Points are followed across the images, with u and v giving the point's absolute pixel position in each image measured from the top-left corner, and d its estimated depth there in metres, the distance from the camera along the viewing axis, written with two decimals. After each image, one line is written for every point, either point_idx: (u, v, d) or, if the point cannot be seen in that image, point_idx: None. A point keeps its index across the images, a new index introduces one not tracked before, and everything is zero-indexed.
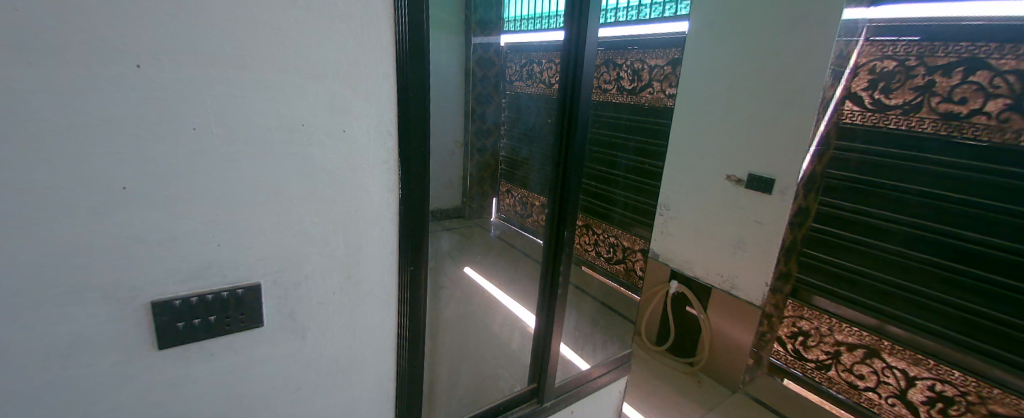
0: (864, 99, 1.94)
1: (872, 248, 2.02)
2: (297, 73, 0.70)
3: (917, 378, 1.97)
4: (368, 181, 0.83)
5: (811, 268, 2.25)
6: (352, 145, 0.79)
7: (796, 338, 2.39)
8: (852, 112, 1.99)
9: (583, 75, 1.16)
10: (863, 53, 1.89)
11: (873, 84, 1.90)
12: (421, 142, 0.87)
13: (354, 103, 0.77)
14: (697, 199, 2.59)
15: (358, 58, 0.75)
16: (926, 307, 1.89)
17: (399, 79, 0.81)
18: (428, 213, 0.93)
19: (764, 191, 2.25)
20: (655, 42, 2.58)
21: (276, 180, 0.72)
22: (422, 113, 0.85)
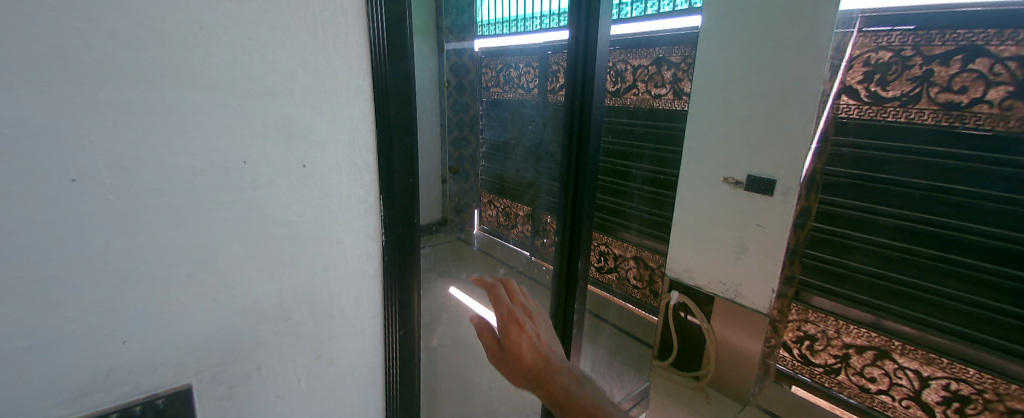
0: (863, 93, 1.80)
1: (876, 246, 1.88)
2: (238, 92, 0.49)
3: (931, 378, 1.86)
4: (340, 229, 0.63)
5: (812, 270, 2.11)
6: (320, 186, 0.59)
7: (803, 343, 2.24)
8: (848, 106, 1.85)
9: None
10: (859, 44, 1.75)
11: (869, 76, 1.77)
12: (410, 172, 0.70)
13: (321, 130, 0.58)
14: (699, 206, 2.23)
15: (326, 73, 0.57)
16: (936, 304, 1.78)
17: (378, 98, 0.63)
18: (418, 260, 0.76)
19: (764, 193, 1.93)
20: (643, 40, 2.28)
21: (214, 240, 0.52)
22: (408, 137, 0.68)
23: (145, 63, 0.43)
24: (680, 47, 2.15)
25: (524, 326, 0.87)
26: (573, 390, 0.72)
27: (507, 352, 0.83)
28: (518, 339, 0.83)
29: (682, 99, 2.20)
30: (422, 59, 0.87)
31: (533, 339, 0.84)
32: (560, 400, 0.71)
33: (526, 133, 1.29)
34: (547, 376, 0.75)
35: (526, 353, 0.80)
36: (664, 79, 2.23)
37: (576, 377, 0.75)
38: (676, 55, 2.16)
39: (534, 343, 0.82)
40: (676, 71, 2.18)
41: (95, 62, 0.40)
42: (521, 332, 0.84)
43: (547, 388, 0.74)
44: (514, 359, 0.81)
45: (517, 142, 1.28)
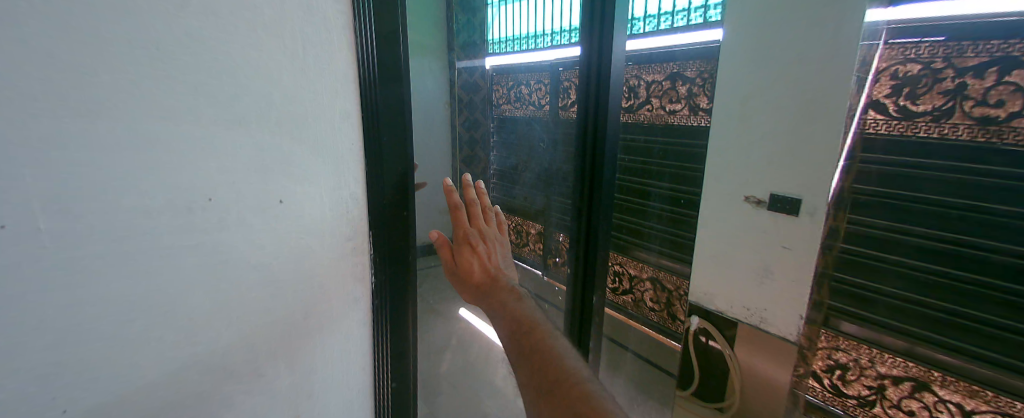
0: (893, 107, 1.52)
1: (921, 267, 1.55)
2: (206, 121, 0.43)
3: (976, 413, 1.53)
4: (323, 268, 0.57)
5: (849, 294, 1.75)
6: (301, 225, 0.53)
7: (833, 372, 1.85)
8: (876, 121, 1.56)
9: (611, 106, 0.94)
10: (885, 56, 1.49)
11: (898, 90, 1.50)
12: (404, 205, 0.64)
13: (302, 163, 0.52)
14: (720, 227, 1.98)
15: (309, 99, 0.51)
16: (985, 332, 1.47)
17: (366, 126, 0.58)
18: (413, 295, 0.69)
19: (789, 213, 1.72)
20: (667, 54, 2.07)
21: (178, 292, 0.45)
22: (400, 169, 0.62)
23: (98, 88, 0.36)
24: (696, 61, 1.97)
25: (479, 236, 0.83)
26: (518, 302, 0.77)
27: (455, 266, 0.81)
28: (466, 257, 0.81)
29: (699, 114, 2.02)
30: (426, 77, 0.79)
31: (484, 255, 0.83)
32: (502, 310, 0.76)
33: (534, 158, 1.23)
34: (493, 293, 0.79)
35: (475, 270, 0.81)
36: (678, 95, 2.07)
37: (518, 298, 0.79)
38: (692, 70, 1.99)
39: (483, 260, 0.82)
40: (692, 87, 2.00)
41: (27, 90, 0.33)
42: (469, 246, 0.81)
43: (491, 298, 0.79)
44: (465, 276, 0.81)
45: (526, 167, 1.23)
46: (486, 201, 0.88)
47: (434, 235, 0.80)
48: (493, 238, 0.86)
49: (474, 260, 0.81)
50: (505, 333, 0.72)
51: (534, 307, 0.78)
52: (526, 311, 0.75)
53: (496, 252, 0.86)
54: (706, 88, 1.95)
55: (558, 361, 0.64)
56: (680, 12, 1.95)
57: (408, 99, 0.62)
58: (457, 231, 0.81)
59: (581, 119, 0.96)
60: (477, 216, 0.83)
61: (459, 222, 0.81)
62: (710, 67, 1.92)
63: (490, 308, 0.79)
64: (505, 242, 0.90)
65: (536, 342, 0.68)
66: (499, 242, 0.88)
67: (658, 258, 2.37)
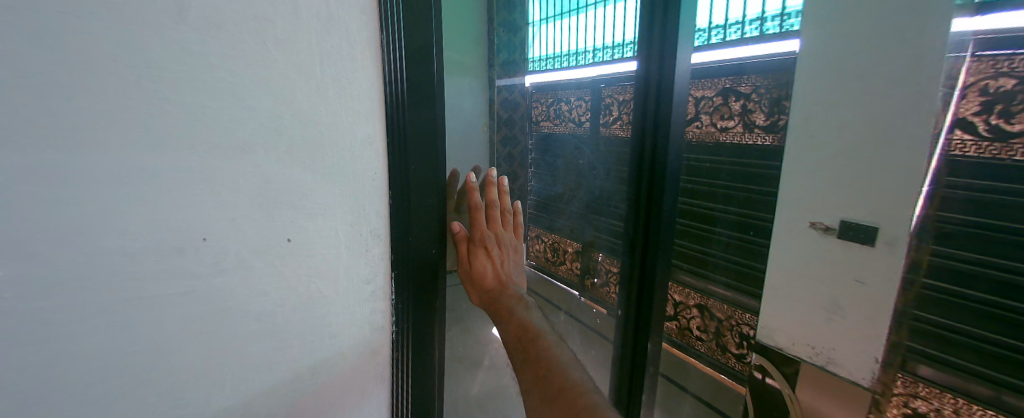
0: (986, 128, 1.11)
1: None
2: (206, 148, 0.37)
3: None
4: (338, 318, 0.48)
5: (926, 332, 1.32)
6: (313, 267, 0.45)
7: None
8: (963, 142, 1.15)
9: (673, 124, 0.79)
10: (971, 68, 1.06)
11: (989, 108, 1.10)
12: (434, 240, 0.55)
13: (316, 195, 0.44)
14: (797, 269, 1.37)
15: (326, 122, 0.44)
16: None
17: (392, 152, 0.49)
18: (439, 346, 0.59)
19: (865, 243, 1.18)
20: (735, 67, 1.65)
21: (165, 345, 0.38)
22: (429, 200, 0.53)
23: (76, 110, 0.30)
24: (751, 75, 1.59)
25: (498, 239, 0.69)
26: (527, 319, 0.66)
27: (468, 271, 0.67)
28: (482, 264, 0.66)
29: (756, 132, 1.63)
30: (463, 95, 0.71)
31: (498, 260, 0.69)
32: (511, 330, 0.65)
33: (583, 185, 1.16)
34: (503, 308, 0.67)
35: (491, 279, 0.67)
36: (732, 111, 1.69)
37: (524, 303, 0.69)
38: (746, 85, 1.62)
39: (498, 266, 0.68)
40: (746, 102, 1.63)
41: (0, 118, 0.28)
42: (485, 249, 0.66)
43: (499, 312, 0.67)
44: (477, 285, 0.68)
45: (572, 194, 1.18)
46: (508, 200, 0.72)
47: (453, 227, 0.65)
48: (507, 242, 0.72)
49: (489, 267, 0.67)
50: (516, 339, 0.63)
51: (549, 332, 0.66)
52: (541, 338, 0.63)
53: (510, 256, 0.72)
54: (764, 103, 1.55)
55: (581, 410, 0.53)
56: (734, 24, 1.54)
57: (441, 123, 0.55)
58: (475, 231, 0.65)
59: (637, 139, 0.83)
60: (497, 217, 0.68)
61: (476, 222, 0.66)
62: (768, 81, 1.52)
63: (502, 324, 0.66)
64: (519, 245, 0.75)
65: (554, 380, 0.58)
66: (514, 246, 0.74)
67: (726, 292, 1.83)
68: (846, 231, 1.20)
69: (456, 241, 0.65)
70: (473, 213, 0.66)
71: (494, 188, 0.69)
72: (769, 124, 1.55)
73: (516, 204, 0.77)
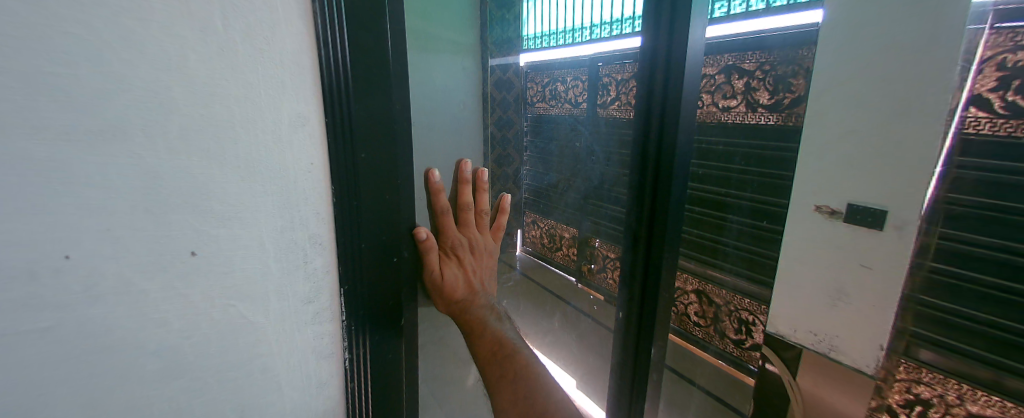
0: (1000, 106, 1.10)
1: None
2: (56, 136, 0.26)
3: None
4: (270, 345, 0.38)
5: (927, 315, 1.34)
6: (230, 286, 0.35)
7: (912, 408, 1.42)
8: (978, 120, 1.14)
9: (684, 112, 0.68)
10: (987, 40, 1.06)
11: (1005, 83, 1.08)
12: (406, 245, 0.46)
13: (227, 197, 0.33)
14: (807, 257, 1.33)
15: (238, 97, 0.32)
16: None
17: (336, 139, 0.38)
18: (405, 369, 0.49)
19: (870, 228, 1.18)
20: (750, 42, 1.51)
21: (30, 398, 0.29)
22: (392, 202, 0.43)
23: None
24: (755, 52, 1.52)
25: (473, 244, 0.54)
26: (500, 334, 0.58)
27: (433, 286, 0.52)
28: (452, 276, 0.52)
29: (760, 111, 1.52)
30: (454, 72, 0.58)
31: (471, 268, 0.55)
32: (482, 348, 0.57)
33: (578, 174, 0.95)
34: (474, 322, 0.56)
35: (463, 292, 0.54)
36: (734, 90, 1.58)
37: (497, 313, 0.60)
38: (750, 62, 1.54)
39: (470, 275, 0.55)
40: (750, 79, 1.54)
41: None
42: (456, 259, 0.53)
43: (469, 327, 0.57)
44: (444, 299, 0.53)
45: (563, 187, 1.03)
46: (488, 198, 0.54)
47: (420, 233, 0.46)
48: (483, 245, 0.56)
49: (461, 279, 0.53)
50: (495, 355, 0.57)
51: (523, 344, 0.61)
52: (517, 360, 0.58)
53: (485, 259, 0.57)
54: (766, 82, 1.48)
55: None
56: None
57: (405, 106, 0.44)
58: (444, 239, 0.51)
59: (642, 124, 0.73)
60: (472, 221, 0.53)
61: (446, 228, 0.50)
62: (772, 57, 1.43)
63: (473, 338, 0.57)
64: (496, 241, 0.59)
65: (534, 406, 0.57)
66: (493, 247, 0.58)
67: (736, 283, 1.76)
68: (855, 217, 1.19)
69: (421, 252, 0.48)
70: (441, 217, 0.50)
71: (470, 186, 0.51)
72: (774, 103, 1.44)
73: (502, 195, 0.59)
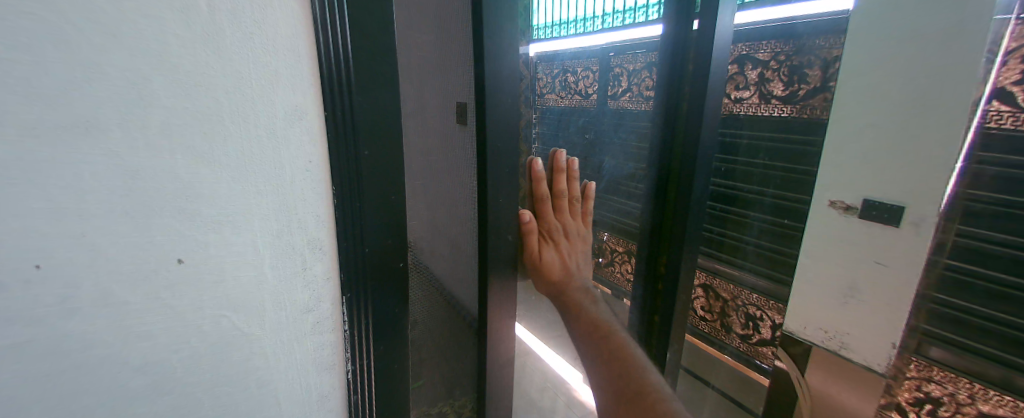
0: None
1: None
2: (18, 132, 0.23)
3: None
4: (263, 357, 0.35)
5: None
6: (222, 294, 0.32)
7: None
8: None
9: (710, 101, 0.64)
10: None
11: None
12: (511, 229, 0.50)
13: (219, 199, 0.30)
14: None
15: (229, 88, 0.29)
16: None
17: (336, 133, 0.35)
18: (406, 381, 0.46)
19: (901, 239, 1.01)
20: (774, 30, 1.18)
21: None
22: (490, 197, 0.46)
23: None
24: (770, 39, 1.20)
25: (568, 231, 0.60)
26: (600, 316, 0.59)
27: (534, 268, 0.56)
28: (550, 258, 0.56)
29: (774, 103, 1.24)
30: None
31: (565, 252, 0.59)
32: (582, 327, 0.58)
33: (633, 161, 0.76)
34: (574, 304, 0.59)
35: (559, 274, 0.58)
36: (747, 80, 1.31)
37: (593, 296, 0.62)
38: (766, 50, 1.23)
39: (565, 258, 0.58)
40: (763, 70, 1.24)
41: None
42: (553, 242, 0.57)
43: (567, 306, 0.60)
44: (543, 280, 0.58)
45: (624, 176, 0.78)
46: (576, 185, 0.60)
47: (523, 216, 0.52)
48: (575, 236, 0.61)
49: (558, 263, 0.57)
50: (590, 342, 0.57)
51: (623, 332, 0.58)
52: (617, 344, 0.55)
53: (576, 248, 0.61)
54: (782, 71, 1.17)
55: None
56: None
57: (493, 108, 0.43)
58: (542, 222, 0.56)
59: (662, 115, 0.70)
60: (565, 206, 0.58)
61: (544, 212, 0.56)
62: (789, 46, 1.14)
63: (574, 320, 0.59)
64: (586, 233, 0.63)
65: (626, 391, 0.51)
66: (584, 234, 0.62)
67: (756, 283, 1.36)
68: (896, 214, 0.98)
69: (523, 234, 0.53)
70: (539, 203, 0.56)
71: (563, 175, 0.57)
72: (790, 93, 1.17)
73: (586, 183, 0.64)
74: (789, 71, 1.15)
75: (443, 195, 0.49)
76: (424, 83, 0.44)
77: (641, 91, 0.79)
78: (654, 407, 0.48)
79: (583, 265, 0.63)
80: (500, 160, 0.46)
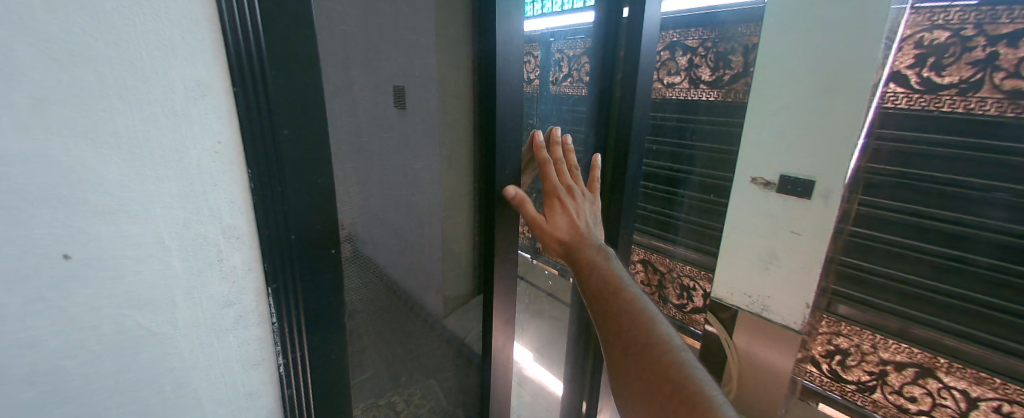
0: (916, 82, 1.16)
1: (977, 256, 1.15)
2: None
3: (979, 401, 1.19)
4: (180, 356, 0.33)
5: (850, 276, 1.37)
6: (123, 291, 0.29)
7: (832, 357, 1.44)
8: (895, 95, 1.21)
9: (640, 87, 0.68)
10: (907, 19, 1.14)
11: (921, 61, 1.14)
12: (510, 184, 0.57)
13: (109, 185, 0.27)
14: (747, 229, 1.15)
15: (112, 60, 0.26)
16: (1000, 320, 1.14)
17: (248, 115, 0.32)
18: (342, 369, 0.45)
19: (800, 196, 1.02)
20: (699, 18, 1.27)
21: None
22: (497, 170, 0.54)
23: None
24: (699, 27, 1.28)
25: (575, 192, 0.58)
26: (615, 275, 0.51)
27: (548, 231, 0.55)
28: (561, 219, 0.55)
29: (701, 88, 1.31)
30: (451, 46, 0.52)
31: (575, 212, 0.57)
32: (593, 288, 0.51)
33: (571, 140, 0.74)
34: (583, 263, 0.53)
35: (573, 233, 0.55)
36: (678, 66, 1.36)
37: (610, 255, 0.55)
38: (694, 38, 1.30)
39: (576, 219, 0.56)
40: (692, 57, 1.32)
41: None
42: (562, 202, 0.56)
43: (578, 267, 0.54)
44: (555, 241, 0.55)
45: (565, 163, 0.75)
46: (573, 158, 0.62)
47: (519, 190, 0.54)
48: (585, 200, 0.59)
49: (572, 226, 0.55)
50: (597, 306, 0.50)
51: (636, 287, 0.51)
52: (626, 296, 0.49)
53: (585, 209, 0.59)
54: (710, 57, 1.26)
55: (681, 384, 0.40)
56: None
57: (501, 88, 0.52)
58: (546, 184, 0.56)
59: (597, 99, 0.72)
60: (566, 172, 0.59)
61: (548, 176, 0.57)
62: (715, 33, 1.23)
63: (584, 279, 0.53)
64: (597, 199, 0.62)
65: (633, 345, 0.45)
66: (591, 198, 0.61)
67: (687, 255, 1.44)
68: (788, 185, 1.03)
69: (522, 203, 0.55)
70: (543, 167, 0.57)
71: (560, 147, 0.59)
72: (716, 78, 1.26)
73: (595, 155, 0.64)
74: (715, 57, 1.24)
75: (377, 180, 0.47)
76: (351, 61, 0.41)
77: (580, 77, 0.72)
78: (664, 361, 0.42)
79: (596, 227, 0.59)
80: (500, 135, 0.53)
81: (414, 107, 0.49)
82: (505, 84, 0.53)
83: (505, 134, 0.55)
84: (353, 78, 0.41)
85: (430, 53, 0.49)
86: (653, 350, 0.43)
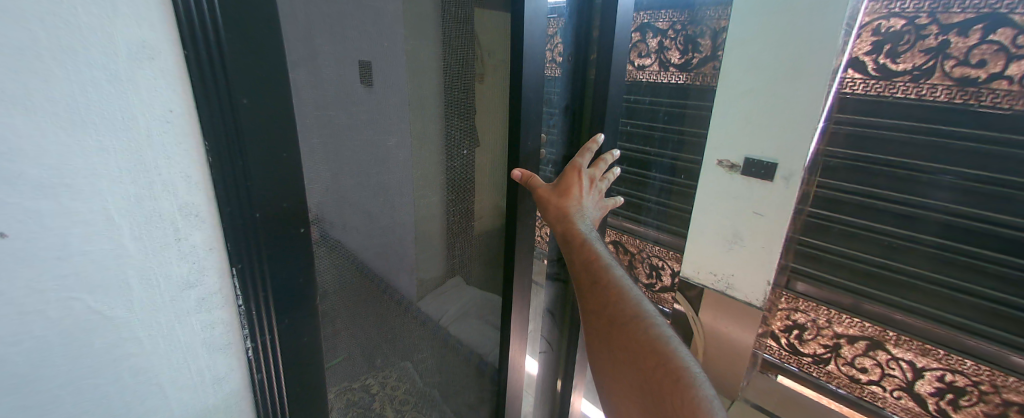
0: (874, 68, 1.13)
1: (926, 235, 1.13)
2: None
3: (923, 370, 1.23)
4: (137, 339, 0.33)
5: (807, 254, 1.36)
6: (71, 272, 0.28)
7: (790, 332, 1.47)
8: (853, 82, 1.17)
9: (614, 69, 0.69)
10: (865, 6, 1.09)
11: (877, 48, 1.11)
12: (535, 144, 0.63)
13: (48, 162, 0.26)
14: (715, 210, 1.19)
15: (42, 22, 0.24)
16: (941, 294, 1.15)
17: (195, 83, 0.30)
18: (308, 353, 0.44)
19: (763, 179, 1.07)
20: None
21: None
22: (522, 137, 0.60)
23: None
24: (669, 9, 1.26)
25: (592, 183, 0.67)
26: (600, 251, 0.57)
27: (558, 189, 0.62)
28: (574, 189, 0.63)
29: (671, 72, 1.28)
30: (420, 17, 0.50)
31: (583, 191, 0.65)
32: (581, 254, 0.57)
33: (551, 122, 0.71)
34: (577, 237, 0.59)
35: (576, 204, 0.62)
36: (648, 48, 1.32)
37: (599, 236, 0.61)
38: (665, 19, 1.28)
39: (582, 197, 0.64)
40: (663, 39, 1.30)
41: None
42: (580, 180, 0.64)
43: (570, 239, 0.59)
44: (560, 203, 0.61)
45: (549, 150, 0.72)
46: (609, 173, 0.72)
47: (518, 172, 0.60)
48: (597, 194, 0.68)
49: (580, 199, 0.63)
50: (586, 270, 0.55)
51: (618, 267, 0.56)
52: (612, 273, 0.54)
53: (591, 200, 0.67)
54: (679, 41, 1.26)
55: (655, 346, 0.45)
56: None
57: (528, 67, 0.56)
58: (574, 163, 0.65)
59: (571, 79, 0.71)
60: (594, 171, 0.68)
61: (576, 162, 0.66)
62: (685, 16, 1.23)
63: (576, 251, 0.58)
64: (607, 210, 0.70)
65: (619, 316, 0.49)
66: (600, 195, 0.69)
67: (659, 237, 1.42)
68: (753, 168, 1.08)
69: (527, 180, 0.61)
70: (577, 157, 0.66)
71: (603, 160, 0.70)
72: (684, 62, 1.26)
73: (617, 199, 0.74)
74: (685, 40, 1.24)
75: (347, 156, 0.46)
76: (313, 28, 0.39)
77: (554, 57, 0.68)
78: (640, 323, 0.47)
79: (595, 216, 0.66)
80: (529, 109, 0.59)
81: (380, 82, 0.47)
82: (534, 65, 0.57)
83: (529, 108, 0.59)
84: (317, 47, 0.39)
85: (397, 24, 0.48)
86: (634, 318, 0.48)
